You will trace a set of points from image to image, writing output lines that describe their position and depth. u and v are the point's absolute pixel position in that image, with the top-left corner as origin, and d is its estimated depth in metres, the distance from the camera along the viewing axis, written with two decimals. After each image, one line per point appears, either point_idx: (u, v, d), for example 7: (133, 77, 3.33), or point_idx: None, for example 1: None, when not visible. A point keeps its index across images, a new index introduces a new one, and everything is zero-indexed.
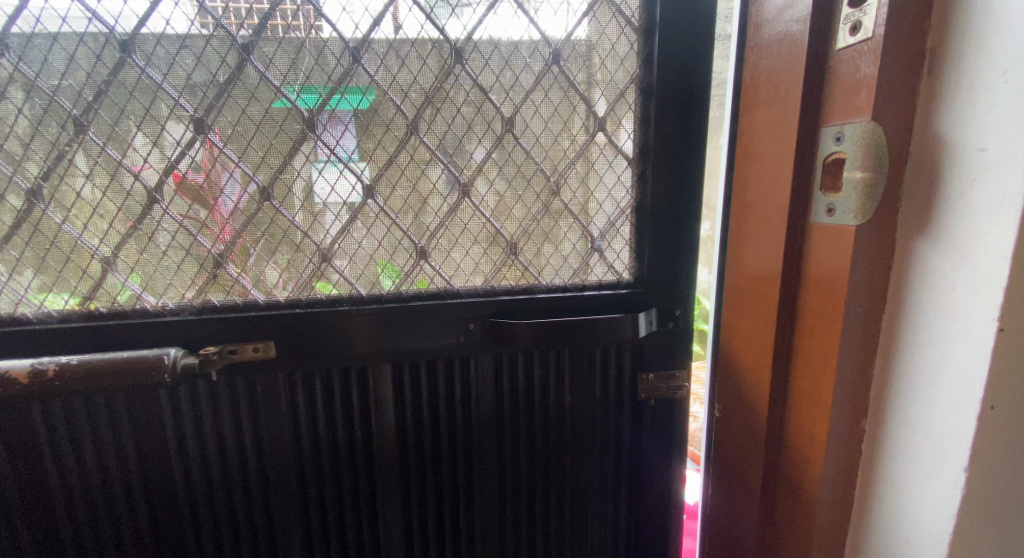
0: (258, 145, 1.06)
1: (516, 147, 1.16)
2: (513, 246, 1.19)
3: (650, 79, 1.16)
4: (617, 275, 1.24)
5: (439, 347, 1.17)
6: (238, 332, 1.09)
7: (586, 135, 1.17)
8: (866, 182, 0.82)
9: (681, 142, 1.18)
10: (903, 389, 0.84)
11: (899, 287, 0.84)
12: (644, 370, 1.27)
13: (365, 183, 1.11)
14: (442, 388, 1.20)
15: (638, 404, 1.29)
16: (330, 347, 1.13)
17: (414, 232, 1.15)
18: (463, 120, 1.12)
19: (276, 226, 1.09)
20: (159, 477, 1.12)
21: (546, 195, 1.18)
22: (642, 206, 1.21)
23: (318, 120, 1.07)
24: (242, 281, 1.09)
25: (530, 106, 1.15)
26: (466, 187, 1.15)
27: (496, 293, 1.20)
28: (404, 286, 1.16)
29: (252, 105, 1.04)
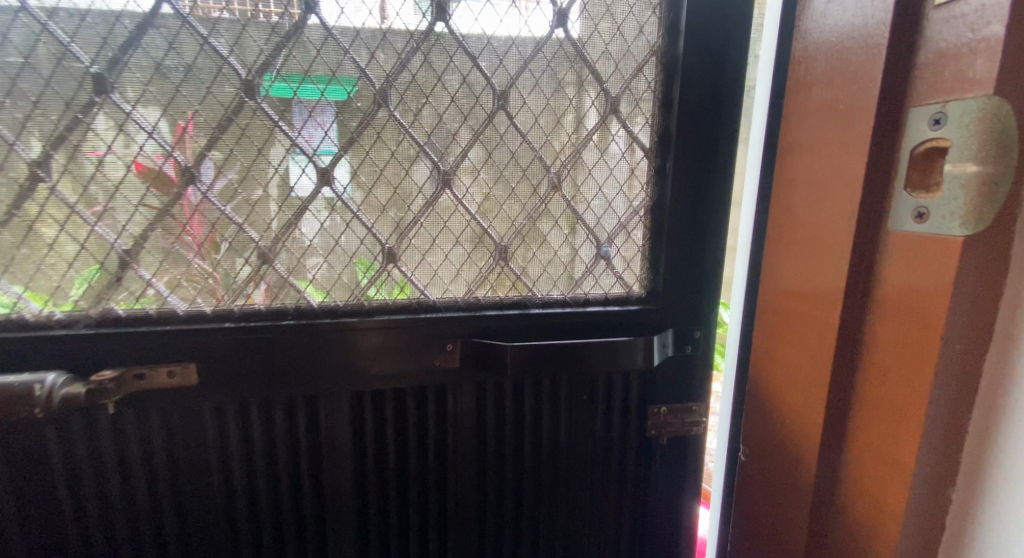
0: (178, 111, 0.83)
1: (509, 130, 0.94)
2: (503, 250, 0.98)
3: (676, 52, 0.96)
4: (625, 288, 1.04)
5: (410, 373, 0.96)
6: (150, 351, 0.86)
7: (596, 118, 0.97)
8: (982, 178, 0.62)
9: (709, 130, 0.98)
10: (1016, 452, 0.64)
11: (1014, 317, 0.64)
12: (656, 403, 1.07)
13: (319, 168, 0.88)
14: (411, 421, 0.98)
15: (647, 442, 1.08)
16: (270, 371, 0.90)
17: (379, 231, 0.93)
18: (445, 94, 0.91)
19: (204, 217, 0.86)
20: (43, 529, 0.88)
21: (544, 188, 0.98)
22: (660, 203, 1.02)
23: (258, 86, 0.84)
24: (157, 285, 0.86)
25: (527, 79, 0.94)
26: (447, 176, 0.93)
27: (480, 307, 0.98)
28: (365, 297, 0.94)
29: (170, 59, 0.82)
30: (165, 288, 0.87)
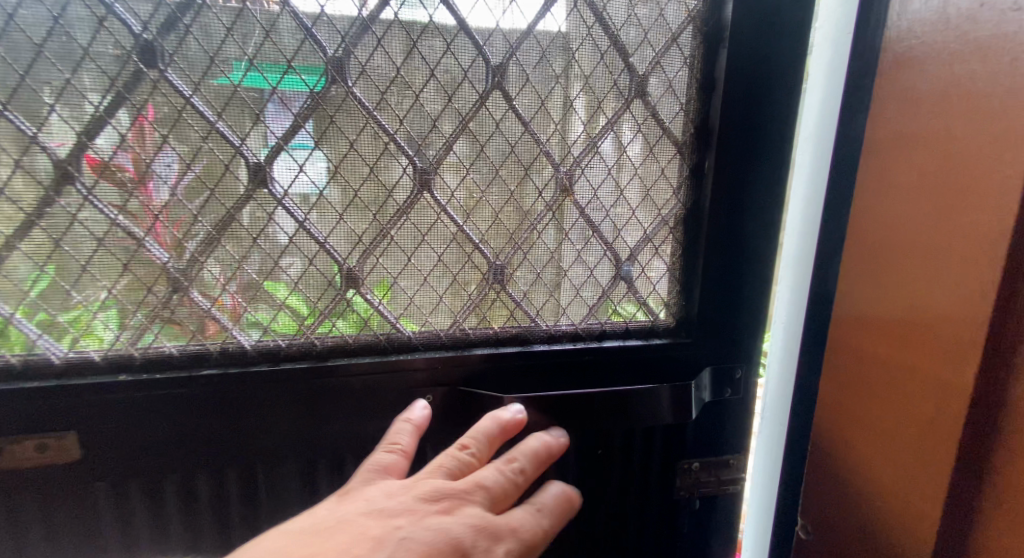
0: (41, 83, 0.62)
1: (507, 116, 0.73)
2: (498, 270, 0.77)
3: (722, 18, 0.75)
4: (651, 317, 0.84)
5: (379, 432, 0.76)
6: (15, 416, 0.66)
7: (618, 100, 0.76)
8: None
9: (764, 118, 0.77)
10: None
11: None
12: (689, 456, 0.87)
13: (252, 161, 0.67)
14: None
15: (675, 503, 0.89)
16: (187, 434, 0.70)
17: (335, 246, 0.72)
18: (422, 68, 0.69)
19: (119, 248, 0.67)
20: None
21: (552, 191, 0.76)
22: (695, 212, 0.81)
23: (161, 49, 0.63)
24: (20, 323, 0.66)
25: (531, 51, 0.72)
26: (426, 177, 0.72)
27: (469, 344, 0.78)
28: (315, 331, 0.73)
29: (25, 9, 0.60)
30: (43, 327, 0.66)
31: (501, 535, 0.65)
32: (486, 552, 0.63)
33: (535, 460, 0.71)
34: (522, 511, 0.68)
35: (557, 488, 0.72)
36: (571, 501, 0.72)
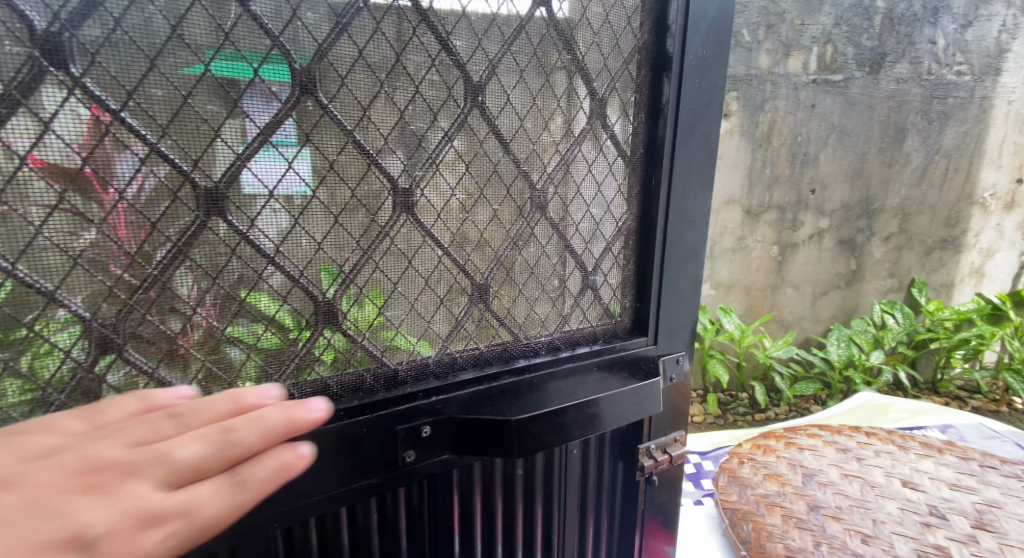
0: None
1: (490, 136, 0.70)
2: (483, 288, 0.75)
3: (668, 49, 0.77)
4: (611, 321, 0.86)
5: (362, 475, 0.66)
6: None
7: (587, 119, 0.76)
8: None
9: (698, 139, 0.81)
10: None
11: None
12: (646, 439, 0.89)
13: (204, 187, 0.58)
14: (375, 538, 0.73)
15: (634, 486, 0.92)
16: None
17: (310, 281, 0.64)
18: (409, 82, 0.65)
19: (18, 304, 0.54)
20: None
21: (531, 209, 0.75)
22: (648, 227, 0.83)
23: (74, 45, 0.52)
24: None
25: (511, 70, 0.70)
26: (407, 198, 0.67)
27: (455, 369, 0.74)
28: (289, 377, 0.65)
29: None
30: None
31: (166, 516, 0.43)
32: (136, 540, 0.42)
33: (256, 427, 0.48)
34: (143, 485, 0.43)
35: (197, 450, 0.46)
36: (230, 494, 0.46)
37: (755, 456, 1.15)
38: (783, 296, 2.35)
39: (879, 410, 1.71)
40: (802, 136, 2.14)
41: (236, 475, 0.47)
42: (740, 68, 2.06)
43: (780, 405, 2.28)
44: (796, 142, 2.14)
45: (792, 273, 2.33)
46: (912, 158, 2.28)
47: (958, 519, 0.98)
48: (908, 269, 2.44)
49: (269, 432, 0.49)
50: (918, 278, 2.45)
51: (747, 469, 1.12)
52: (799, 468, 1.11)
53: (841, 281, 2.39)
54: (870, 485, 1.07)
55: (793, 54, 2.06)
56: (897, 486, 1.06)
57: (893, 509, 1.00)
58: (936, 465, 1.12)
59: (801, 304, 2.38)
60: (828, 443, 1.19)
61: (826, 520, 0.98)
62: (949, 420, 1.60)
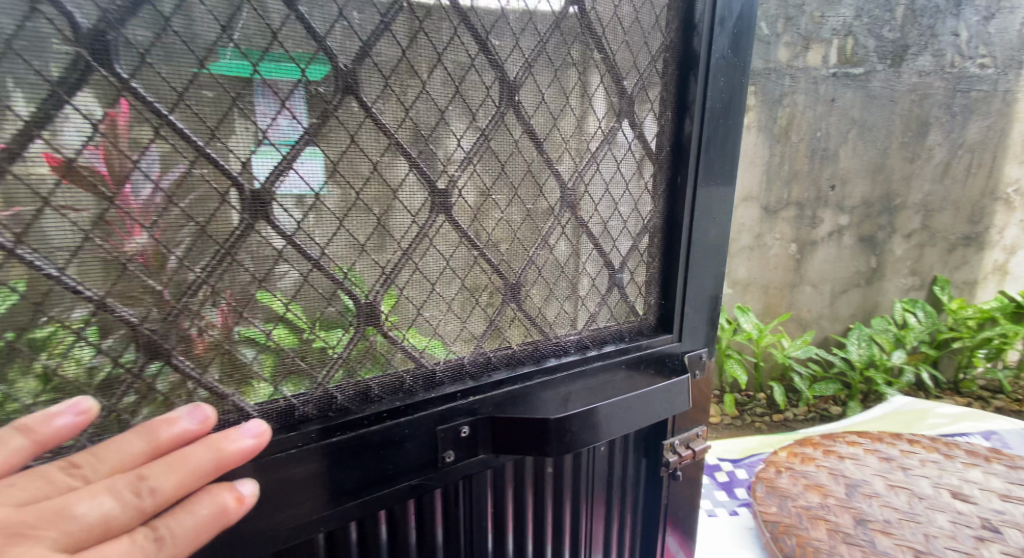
0: None
1: (524, 137, 0.68)
2: (514, 287, 0.72)
3: (694, 49, 0.76)
4: (637, 320, 0.84)
5: (405, 476, 0.65)
6: None
7: (615, 118, 0.74)
8: None
9: (722, 136, 0.79)
10: None
11: None
12: (669, 435, 0.88)
13: (249, 190, 0.55)
14: (413, 538, 0.72)
15: (659, 481, 0.92)
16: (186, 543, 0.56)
17: (351, 285, 0.61)
18: (448, 83, 0.62)
19: (55, 311, 0.50)
20: None
21: (562, 208, 0.73)
22: (671, 225, 0.82)
23: (123, 44, 0.49)
24: None
25: (546, 67, 0.68)
26: (445, 199, 0.65)
27: (489, 369, 0.72)
28: (331, 379, 0.62)
29: None
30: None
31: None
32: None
33: (176, 471, 0.48)
34: (36, 547, 0.43)
35: (111, 506, 0.46)
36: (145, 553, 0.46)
37: (794, 464, 1.07)
38: (800, 294, 2.34)
39: (919, 416, 1.57)
40: (821, 131, 2.14)
41: (156, 531, 0.47)
42: (757, 61, 2.06)
43: (799, 405, 2.26)
44: (816, 137, 2.14)
45: (811, 272, 2.32)
46: (935, 153, 2.24)
47: (1012, 532, 0.90)
48: (931, 267, 2.39)
49: (195, 475, 0.49)
50: (942, 275, 2.40)
51: (786, 479, 1.04)
52: (841, 477, 1.03)
53: (861, 280, 2.36)
54: (918, 497, 0.98)
55: (812, 47, 2.06)
56: (947, 497, 0.98)
57: (944, 523, 0.93)
58: (987, 475, 1.03)
59: (818, 303, 2.37)
60: (869, 451, 1.10)
61: (876, 535, 0.90)
62: (993, 426, 1.50)
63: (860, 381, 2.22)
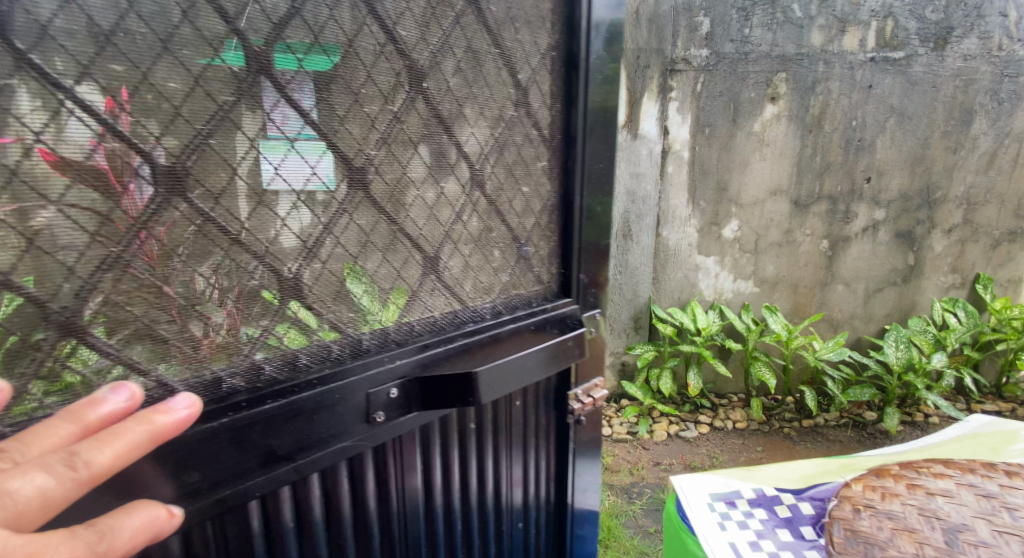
0: None
1: (433, 122, 0.73)
2: (433, 259, 0.77)
3: (575, 48, 0.86)
4: (544, 286, 0.92)
5: (337, 438, 0.67)
6: None
7: (513, 108, 0.82)
8: None
9: (601, 132, 0.92)
10: None
11: None
12: (573, 385, 0.99)
13: (164, 165, 0.55)
14: (347, 495, 0.74)
15: (565, 427, 1.01)
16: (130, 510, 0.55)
17: (274, 261, 0.63)
18: (358, 66, 0.65)
19: None
20: None
21: (469, 185, 0.79)
22: (566, 205, 0.92)
23: (24, 17, 0.49)
24: None
25: (450, 58, 0.73)
26: (363, 175, 0.67)
27: (414, 336, 0.75)
28: (260, 350, 0.63)
29: None
30: None
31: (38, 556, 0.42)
32: None
33: (113, 449, 0.46)
34: None
35: (49, 483, 0.44)
36: (87, 544, 0.44)
37: (873, 502, 0.67)
38: (833, 293, 2.23)
39: (1003, 439, 0.80)
40: (858, 120, 2.04)
41: (95, 525, 0.45)
42: (790, 46, 1.97)
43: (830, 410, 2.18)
44: (851, 126, 2.04)
45: (844, 268, 2.20)
46: (980, 143, 2.12)
47: None
48: (974, 264, 2.27)
49: (133, 449, 0.47)
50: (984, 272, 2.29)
51: (867, 521, 0.65)
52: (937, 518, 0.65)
53: (897, 277, 2.23)
54: None
55: (849, 30, 1.96)
56: None
57: None
58: None
59: (851, 303, 2.24)
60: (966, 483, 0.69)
61: None
62: None
63: (897, 386, 2.09)
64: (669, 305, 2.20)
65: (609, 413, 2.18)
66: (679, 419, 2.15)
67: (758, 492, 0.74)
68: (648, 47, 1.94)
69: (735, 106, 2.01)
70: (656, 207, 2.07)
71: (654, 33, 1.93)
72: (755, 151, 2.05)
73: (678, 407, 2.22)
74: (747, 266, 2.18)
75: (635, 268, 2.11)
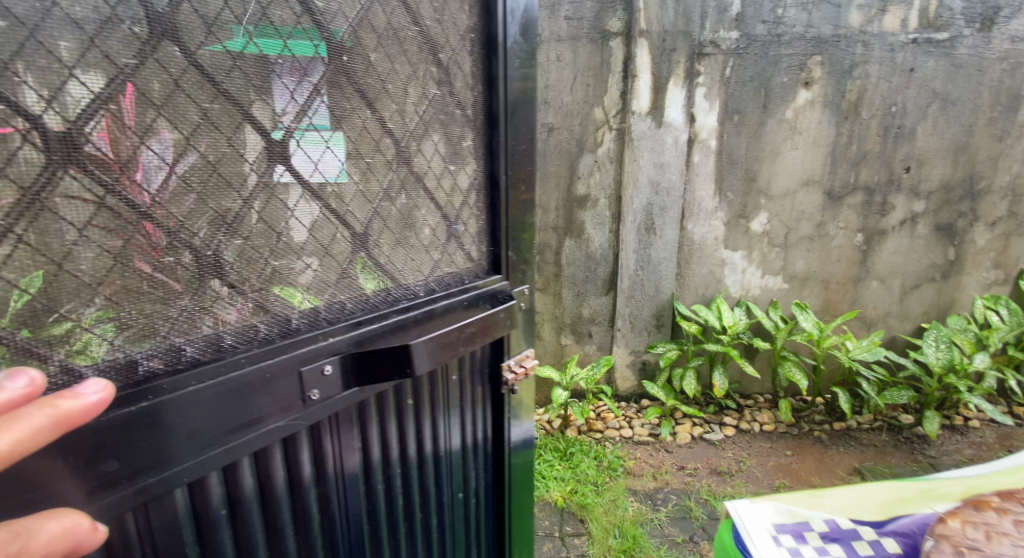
0: None
1: (355, 96, 0.75)
2: (362, 236, 0.80)
3: (494, 32, 0.92)
4: (471, 261, 0.97)
5: (272, 415, 0.69)
6: None
7: (436, 87, 0.86)
8: None
9: (519, 114, 0.98)
10: None
11: None
12: (505, 356, 1.04)
13: (62, 131, 0.56)
14: (280, 465, 0.75)
15: (500, 397, 1.06)
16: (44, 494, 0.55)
17: (191, 237, 0.65)
18: (273, 36, 0.67)
19: None
20: None
21: (397, 163, 0.82)
22: (492, 181, 0.97)
23: None
24: None
25: (370, 34, 0.76)
26: (283, 149, 0.70)
27: (345, 313, 0.78)
28: (179, 332, 0.65)
29: None
30: None
31: None
32: None
33: (11, 435, 0.45)
34: None
35: None
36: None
37: (975, 543, 0.62)
38: (867, 289, 2.16)
39: None
40: (897, 106, 1.98)
41: (10, 527, 0.46)
42: (827, 27, 1.91)
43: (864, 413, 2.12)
44: (890, 112, 1.98)
45: (879, 264, 2.14)
46: None
47: None
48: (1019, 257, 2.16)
49: (37, 434, 0.47)
50: None
51: None
52: None
53: (937, 273, 2.15)
54: None
55: (889, 9, 1.90)
56: None
57: None
58: None
59: (887, 300, 2.18)
60: None
61: None
62: None
63: (937, 389, 2.00)
64: (692, 302, 2.16)
65: (630, 414, 2.16)
66: (703, 421, 2.11)
67: (831, 525, 0.69)
68: (675, 30, 1.86)
69: (765, 90, 1.95)
70: (680, 199, 2.02)
71: (681, 15, 1.86)
72: (787, 139, 2.00)
73: (703, 408, 2.18)
74: (775, 261, 2.13)
75: (657, 262, 2.06)
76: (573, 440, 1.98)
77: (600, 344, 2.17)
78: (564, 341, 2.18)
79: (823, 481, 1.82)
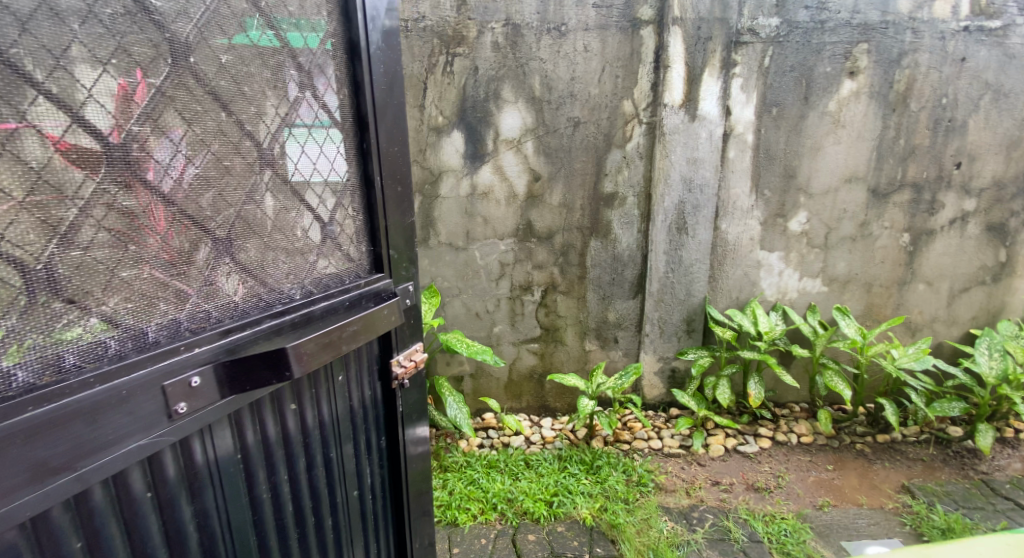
0: None
1: (205, 95, 0.82)
2: (226, 242, 0.86)
3: (355, 37, 0.98)
4: (347, 261, 1.03)
5: (127, 435, 0.75)
6: None
7: (297, 89, 0.92)
8: None
9: (390, 118, 1.05)
10: None
11: None
12: (395, 353, 1.12)
13: None
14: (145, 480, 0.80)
15: (393, 393, 1.14)
16: None
17: (15, 252, 0.70)
18: (108, 37, 0.74)
19: None
20: None
21: (260, 164, 0.89)
22: (366, 182, 1.03)
23: None
24: None
25: (219, 39, 0.83)
26: (124, 153, 0.76)
27: (215, 323, 0.85)
28: (6, 358, 0.69)
29: None
30: None
31: None
32: None
33: None
34: None
35: None
36: None
37: None
38: (912, 293, 2.10)
39: None
40: (947, 97, 1.92)
41: None
42: (873, 13, 1.85)
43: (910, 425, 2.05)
44: (941, 104, 1.92)
45: (926, 266, 2.08)
46: None
47: None
48: None
49: None
50: None
51: None
52: None
53: (987, 276, 2.09)
54: None
55: None
56: None
57: None
58: None
59: (933, 304, 2.12)
60: None
61: None
62: None
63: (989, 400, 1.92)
64: (725, 306, 2.10)
65: (659, 424, 2.11)
66: (736, 432, 2.05)
67: None
68: (710, 17, 1.82)
69: (807, 83, 1.90)
70: (715, 196, 1.97)
71: (717, 2, 1.81)
72: (828, 133, 1.95)
73: (736, 419, 2.12)
74: (814, 262, 2.07)
75: (689, 264, 2.01)
76: (601, 452, 1.92)
77: (626, 349, 2.14)
78: (588, 346, 2.13)
79: (870, 500, 1.75)
